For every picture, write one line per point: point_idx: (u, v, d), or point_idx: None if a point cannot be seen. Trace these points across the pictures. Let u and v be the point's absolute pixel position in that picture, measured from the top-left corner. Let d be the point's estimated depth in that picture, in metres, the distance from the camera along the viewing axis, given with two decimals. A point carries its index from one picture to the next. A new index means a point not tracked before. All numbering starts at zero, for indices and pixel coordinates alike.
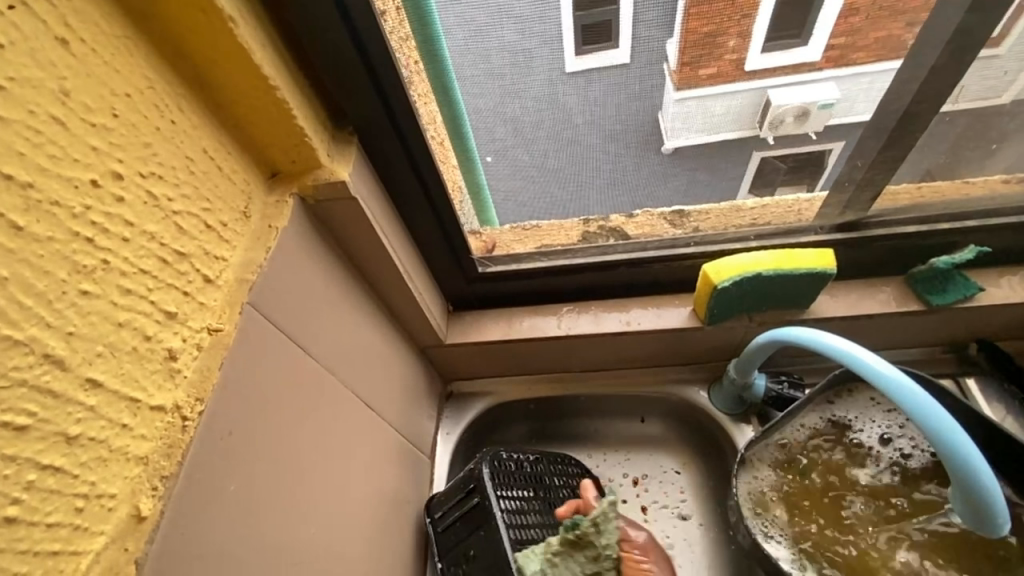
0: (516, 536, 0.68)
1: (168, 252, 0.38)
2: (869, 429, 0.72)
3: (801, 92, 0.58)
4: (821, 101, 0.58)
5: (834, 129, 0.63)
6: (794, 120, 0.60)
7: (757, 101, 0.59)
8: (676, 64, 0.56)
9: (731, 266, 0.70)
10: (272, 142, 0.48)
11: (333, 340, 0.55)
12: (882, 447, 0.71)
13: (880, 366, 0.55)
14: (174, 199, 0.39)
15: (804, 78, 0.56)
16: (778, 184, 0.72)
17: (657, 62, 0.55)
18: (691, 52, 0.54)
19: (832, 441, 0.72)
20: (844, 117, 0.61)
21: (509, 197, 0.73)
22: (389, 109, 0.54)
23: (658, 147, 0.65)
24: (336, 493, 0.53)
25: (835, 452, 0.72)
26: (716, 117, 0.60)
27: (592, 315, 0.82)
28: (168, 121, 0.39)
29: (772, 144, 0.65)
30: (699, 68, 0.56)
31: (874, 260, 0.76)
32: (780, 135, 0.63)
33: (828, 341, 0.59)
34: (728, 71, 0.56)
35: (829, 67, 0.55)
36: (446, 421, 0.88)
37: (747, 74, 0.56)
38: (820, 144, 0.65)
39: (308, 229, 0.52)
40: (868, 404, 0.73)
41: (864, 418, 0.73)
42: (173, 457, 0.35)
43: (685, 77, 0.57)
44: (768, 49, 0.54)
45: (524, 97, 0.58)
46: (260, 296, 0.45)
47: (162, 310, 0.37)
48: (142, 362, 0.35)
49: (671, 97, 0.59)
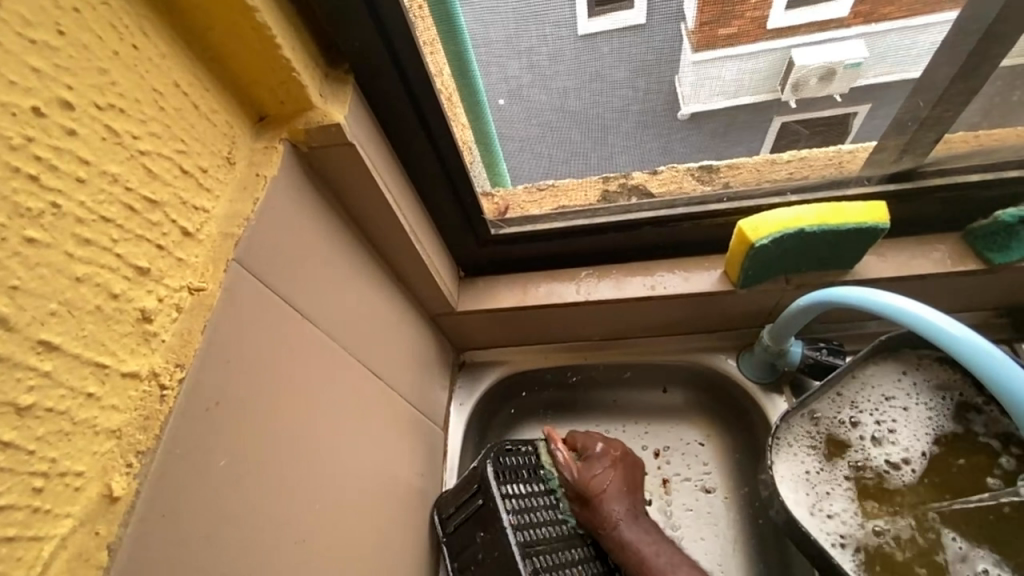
0: (525, 538, 0.62)
1: (135, 199, 0.33)
2: (882, 411, 0.66)
3: (826, 51, 0.53)
4: (849, 60, 0.53)
5: (861, 92, 0.57)
6: (818, 81, 0.56)
7: (780, 64, 0.54)
8: (694, 24, 0.51)
9: (770, 223, 0.64)
10: (257, 80, 0.42)
11: (334, 304, 0.51)
12: (894, 432, 0.66)
13: (937, 319, 0.51)
14: (140, 136, 0.34)
15: (828, 35, 0.51)
16: (803, 143, 0.64)
17: (673, 20, 0.51)
18: (708, 11, 0.50)
19: (845, 420, 0.67)
20: (874, 79, 0.56)
21: (525, 147, 0.65)
22: (390, 44, 0.47)
23: (675, 114, 0.60)
24: (344, 467, 0.50)
25: (847, 431, 0.66)
26: (738, 81, 0.55)
27: (613, 280, 0.77)
28: (128, 45, 0.33)
29: (795, 107, 0.60)
30: (720, 29, 0.51)
31: (928, 214, 0.69)
32: (803, 98, 0.58)
33: (892, 304, 0.55)
34: (750, 30, 0.51)
35: (858, 24, 0.50)
36: (459, 392, 0.85)
37: (770, 33, 0.51)
38: (845, 107, 0.59)
39: (301, 179, 0.47)
40: (897, 385, 0.67)
41: (883, 396, 0.67)
42: (150, 431, 0.31)
43: (703, 38, 0.52)
44: (793, 5, 0.49)
45: (542, 22, 0.51)
46: (249, 252, 0.40)
47: (132, 265, 0.33)
48: (110, 324, 0.31)
49: (688, 60, 0.54)
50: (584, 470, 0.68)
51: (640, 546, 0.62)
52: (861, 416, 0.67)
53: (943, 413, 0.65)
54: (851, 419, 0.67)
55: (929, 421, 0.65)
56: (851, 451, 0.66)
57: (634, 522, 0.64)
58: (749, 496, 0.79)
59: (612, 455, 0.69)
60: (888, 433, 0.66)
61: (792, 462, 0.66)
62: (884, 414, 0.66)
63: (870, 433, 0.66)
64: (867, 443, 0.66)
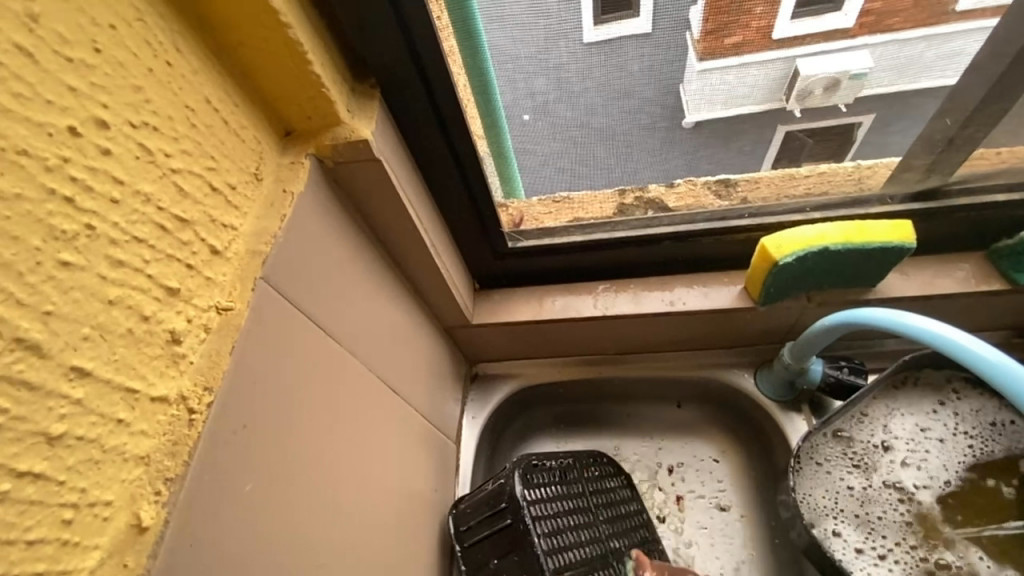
0: (557, 564, 0.60)
1: (167, 219, 0.32)
2: (916, 437, 0.65)
3: (833, 60, 0.53)
4: (855, 69, 0.53)
5: (866, 102, 0.57)
6: (823, 92, 0.56)
7: (785, 72, 0.54)
8: (699, 32, 0.50)
9: (794, 240, 0.63)
10: (285, 95, 0.42)
11: (355, 319, 0.50)
12: (926, 459, 0.64)
13: (954, 337, 0.52)
14: (172, 154, 0.33)
15: (833, 46, 0.52)
16: (803, 161, 0.66)
17: (679, 30, 0.50)
18: (715, 19, 0.49)
19: (878, 444, 0.65)
20: (878, 89, 0.56)
21: (546, 161, 0.64)
22: (418, 58, 0.47)
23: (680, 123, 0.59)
24: (364, 487, 0.49)
25: (880, 456, 0.65)
26: (745, 88, 0.55)
27: (631, 294, 0.76)
28: (162, 61, 0.33)
29: (799, 117, 0.59)
30: (725, 38, 0.50)
31: (952, 232, 0.68)
32: (808, 107, 0.58)
33: (946, 337, 0.52)
34: (756, 39, 0.51)
35: (864, 34, 0.51)
36: (472, 405, 0.84)
37: (775, 42, 0.51)
38: (850, 117, 0.59)
39: (326, 195, 0.46)
40: (928, 404, 0.65)
41: (917, 420, 0.65)
42: (178, 457, 0.31)
43: (709, 47, 0.51)
44: (797, 15, 0.49)
45: (572, 39, 0.50)
46: (275, 270, 0.39)
47: (162, 285, 0.32)
48: (140, 347, 0.30)
49: (694, 69, 0.53)
50: None
51: None
52: (895, 441, 0.65)
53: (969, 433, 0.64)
54: (884, 443, 0.65)
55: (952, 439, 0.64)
56: (878, 474, 0.64)
57: None
58: (766, 515, 0.78)
59: None
60: (921, 460, 0.64)
61: (820, 484, 0.64)
62: (912, 434, 0.65)
63: (903, 459, 0.64)
64: (893, 466, 0.64)
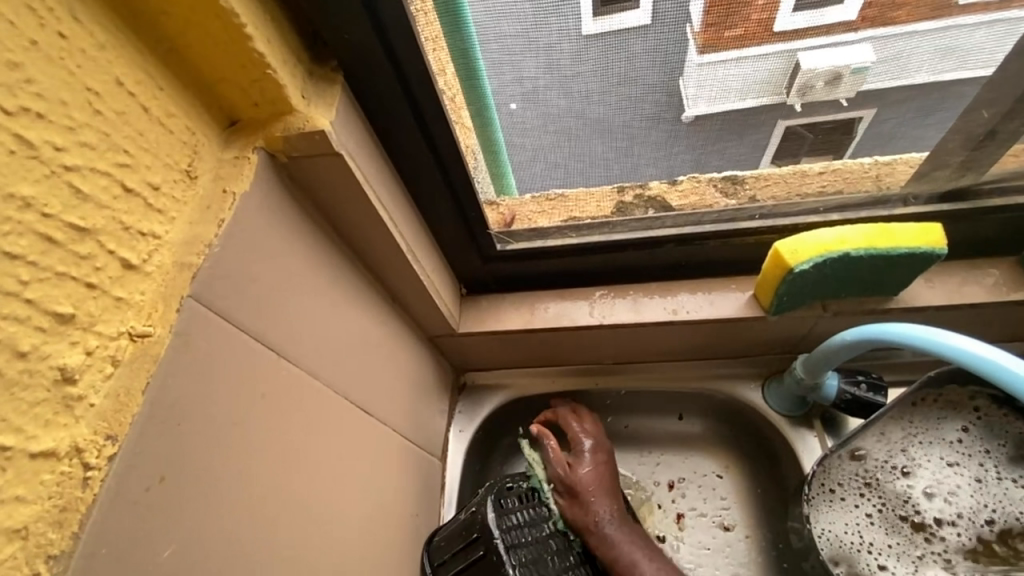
0: None
1: (56, 228, 0.26)
2: (940, 464, 0.58)
3: (837, 52, 0.46)
4: (856, 64, 0.47)
5: (871, 95, 0.50)
6: (825, 86, 0.49)
7: (786, 67, 0.47)
8: (700, 26, 0.44)
9: (811, 245, 0.57)
10: (225, 78, 0.35)
11: (316, 334, 0.44)
12: (951, 490, 0.58)
13: (978, 350, 0.46)
14: (65, 148, 0.27)
15: (836, 39, 0.45)
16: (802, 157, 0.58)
17: (681, 11, 0.43)
18: (717, 11, 0.43)
19: (896, 467, 0.59)
20: (889, 81, 0.49)
21: (537, 156, 0.57)
22: (387, 36, 0.40)
23: (676, 116, 0.52)
24: (326, 525, 0.44)
25: (896, 479, 0.59)
26: (747, 81, 0.48)
27: (630, 300, 0.70)
28: (53, 32, 0.26)
29: (801, 111, 0.52)
30: (727, 32, 0.44)
31: (982, 235, 0.62)
32: (810, 102, 0.51)
33: (982, 356, 0.45)
34: (755, 32, 0.44)
35: (867, 28, 0.44)
36: (459, 417, 0.78)
37: (775, 36, 0.44)
38: (851, 111, 0.52)
39: (277, 193, 0.40)
40: (957, 431, 0.58)
41: (940, 445, 0.59)
42: (67, 528, 0.25)
43: (709, 39, 0.45)
44: (801, 7, 0.42)
45: (566, 15, 0.43)
46: (209, 285, 0.33)
47: (49, 312, 0.26)
48: (13, 392, 0.24)
49: (694, 63, 0.47)
50: (578, 465, 0.62)
51: (628, 549, 0.56)
52: (917, 465, 0.59)
53: (1000, 463, 0.57)
54: (903, 467, 0.59)
55: (983, 469, 0.57)
56: (896, 501, 0.59)
57: (624, 523, 0.59)
58: (772, 537, 0.73)
59: (603, 454, 0.65)
60: (944, 489, 0.58)
61: (843, 510, 0.60)
62: (938, 460, 0.59)
63: (926, 484, 0.58)
64: (917, 495, 0.58)
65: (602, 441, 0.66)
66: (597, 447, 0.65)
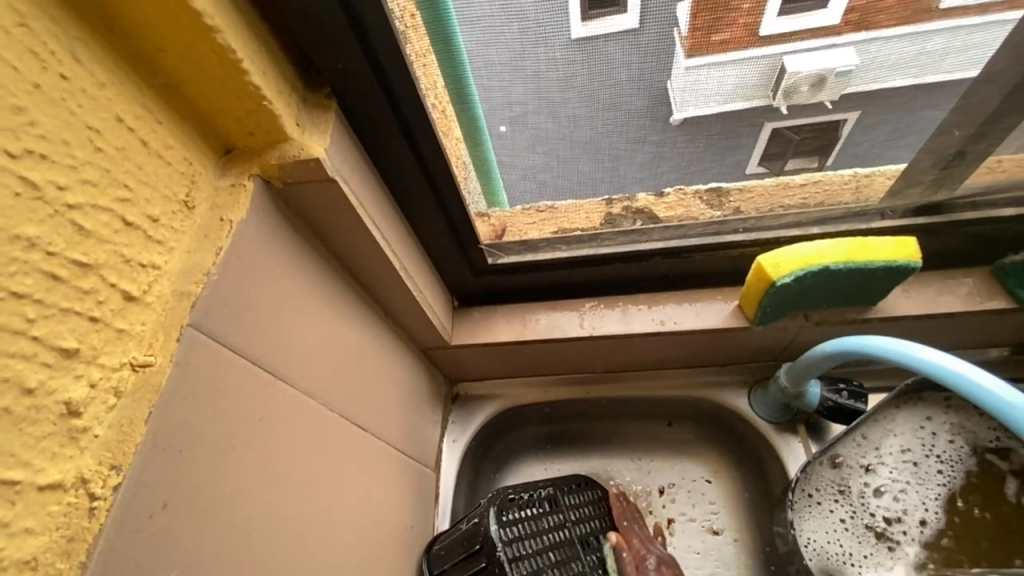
0: None
1: (60, 266, 0.27)
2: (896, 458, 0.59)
3: (822, 57, 0.47)
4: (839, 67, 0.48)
5: (853, 98, 0.51)
6: (810, 89, 0.49)
7: (771, 70, 0.48)
8: (688, 28, 0.44)
9: (793, 259, 0.59)
10: (222, 109, 0.36)
11: (313, 355, 0.45)
12: (901, 488, 0.59)
13: (940, 360, 0.48)
14: (68, 187, 0.27)
15: (821, 42, 0.46)
16: (788, 157, 0.58)
17: (666, 29, 0.44)
18: (704, 15, 0.43)
19: (857, 464, 0.61)
20: (873, 85, 0.49)
21: (527, 175, 0.59)
22: (378, 63, 0.41)
23: (669, 119, 0.51)
24: (325, 536, 0.45)
25: (857, 476, 0.61)
26: (731, 91, 0.49)
27: (619, 311, 0.71)
28: (55, 74, 0.27)
29: (787, 113, 0.52)
30: (713, 34, 0.45)
31: (957, 247, 0.65)
32: (795, 104, 0.51)
33: (954, 369, 0.47)
34: (741, 36, 0.45)
35: (850, 32, 0.45)
36: (452, 427, 0.79)
37: (762, 40, 0.45)
38: (835, 114, 0.53)
39: (274, 220, 0.41)
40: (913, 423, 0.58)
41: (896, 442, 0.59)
42: (75, 557, 0.26)
43: (697, 44, 0.45)
44: (786, 11, 0.43)
45: (552, 45, 0.44)
46: (208, 315, 0.34)
47: (54, 348, 0.27)
48: (21, 428, 0.25)
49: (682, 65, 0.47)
50: None
51: None
52: (878, 461, 0.60)
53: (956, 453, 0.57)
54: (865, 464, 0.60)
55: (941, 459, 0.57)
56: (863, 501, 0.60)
57: None
58: (760, 539, 0.75)
59: (667, 566, 0.64)
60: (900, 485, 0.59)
61: (821, 516, 0.62)
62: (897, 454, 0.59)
63: (887, 479, 0.60)
64: (878, 490, 0.60)
65: (665, 556, 0.66)
66: (662, 562, 0.64)
